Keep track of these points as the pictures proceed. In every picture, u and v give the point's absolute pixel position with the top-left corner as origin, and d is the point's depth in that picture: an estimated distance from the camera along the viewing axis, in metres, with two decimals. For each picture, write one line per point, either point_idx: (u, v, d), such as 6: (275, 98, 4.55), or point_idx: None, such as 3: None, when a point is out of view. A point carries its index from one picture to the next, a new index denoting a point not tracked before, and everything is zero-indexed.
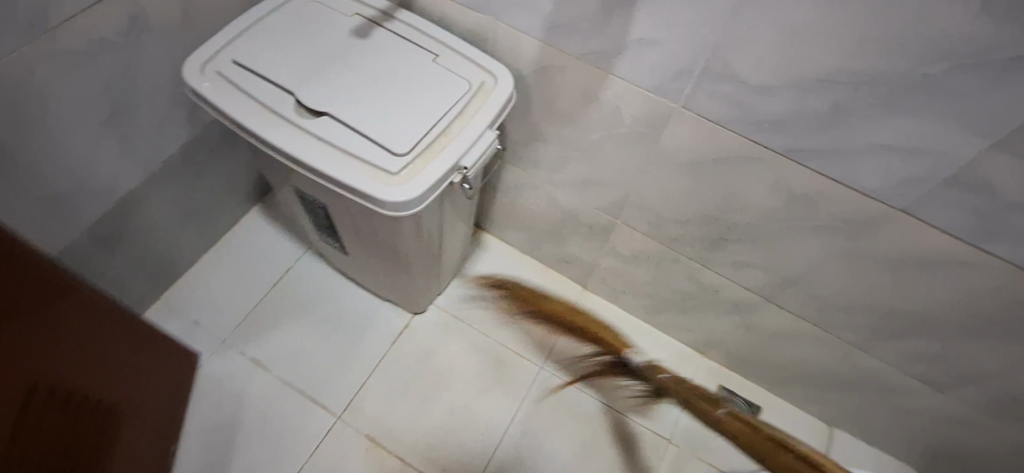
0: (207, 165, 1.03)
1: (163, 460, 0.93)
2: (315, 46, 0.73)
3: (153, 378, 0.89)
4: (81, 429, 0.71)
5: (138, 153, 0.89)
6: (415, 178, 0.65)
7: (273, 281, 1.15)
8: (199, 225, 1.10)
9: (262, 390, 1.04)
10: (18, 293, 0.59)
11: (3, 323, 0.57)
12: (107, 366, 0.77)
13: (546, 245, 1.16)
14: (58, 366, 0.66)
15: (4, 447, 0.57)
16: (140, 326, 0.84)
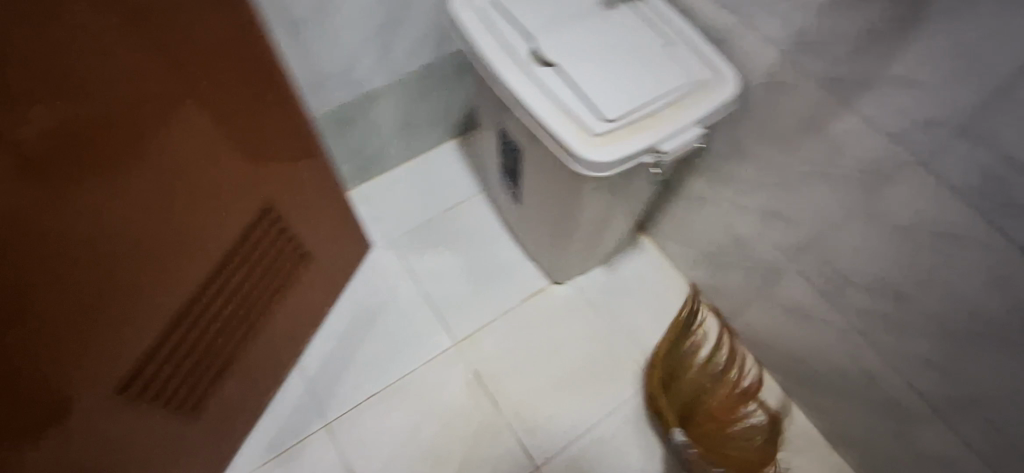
0: (434, 89, 1.17)
1: (318, 313, 1.10)
2: (565, 7, 0.79)
3: (336, 246, 1.06)
4: (277, 258, 0.90)
5: (389, 61, 1.05)
6: (613, 145, 0.68)
7: (446, 207, 1.27)
8: (408, 138, 1.25)
9: (405, 292, 1.17)
10: (282, 139, 0.76)
11: (261, 159, 0.75)
12: (313, 221, 0.95)
13: (703, 267, 1.12)
14: (281, 207, 0.85)
15: (220, 244, 0.76)
16: (343, 201, 1.01)
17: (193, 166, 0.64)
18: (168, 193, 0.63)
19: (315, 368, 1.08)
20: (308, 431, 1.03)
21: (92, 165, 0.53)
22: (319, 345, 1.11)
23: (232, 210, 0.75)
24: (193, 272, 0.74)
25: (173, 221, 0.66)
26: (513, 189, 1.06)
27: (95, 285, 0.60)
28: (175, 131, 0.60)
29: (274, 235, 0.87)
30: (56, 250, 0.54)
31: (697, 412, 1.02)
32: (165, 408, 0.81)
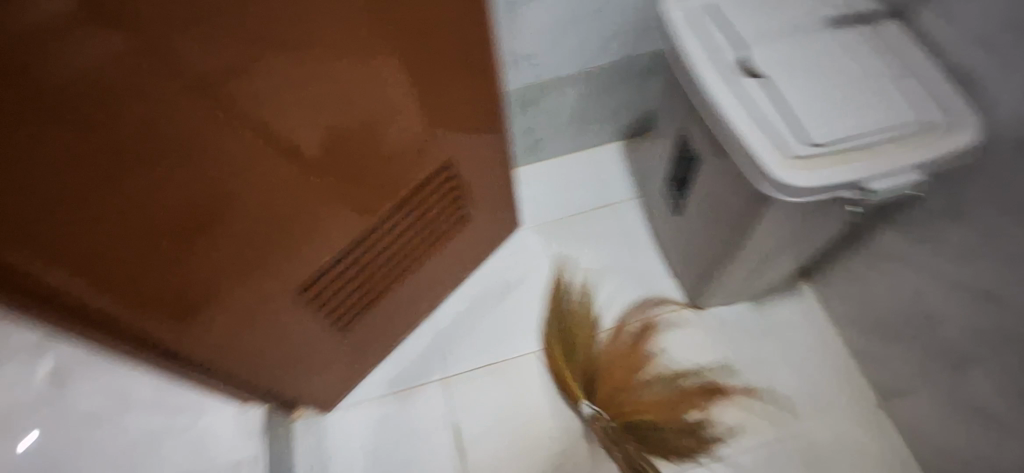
0: (617, 87, 1.18)
1: (460, 275, 1.17)
2: (785, 21, 0.75)
3: (492, 216, 1.12)
4: (444, 211, 0.97)
5: (583, 53, 1.07)
6: (813, 172, 0.63)
7: (600, 205, 1.27)
8: (579, 131, 1.27)
9: (542, 277, 1.19)
10: (469, 100, 0.82)
11: (449, 117, 0.81)
12: (480, 182, 1.01)
13: (870, 332, 1.01)
14: (457, 164, 0.92)
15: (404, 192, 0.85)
16: (508, 171, 1.06)
17: (404, 104, 0.72)
18: (382, 124, 0.71)
19: (443, 323, 1.15)
20: (428, 379, 1.09)
21: (343, 87, 0.61)
22: (455, 302, 1.17)
23: (422, 153, 0.83)
24: (379, 202, 0.82)
25: (378, 150, 0.74)
26: (676, 197, 1.03)
27: (313, 192, 0.68)
28: (402, 71, 0.67)
29: (446, 188, 0.94)
30: (298, 155, 0.63)
31: (597, 382, 1.07)
32: (333, 323, 0.91)
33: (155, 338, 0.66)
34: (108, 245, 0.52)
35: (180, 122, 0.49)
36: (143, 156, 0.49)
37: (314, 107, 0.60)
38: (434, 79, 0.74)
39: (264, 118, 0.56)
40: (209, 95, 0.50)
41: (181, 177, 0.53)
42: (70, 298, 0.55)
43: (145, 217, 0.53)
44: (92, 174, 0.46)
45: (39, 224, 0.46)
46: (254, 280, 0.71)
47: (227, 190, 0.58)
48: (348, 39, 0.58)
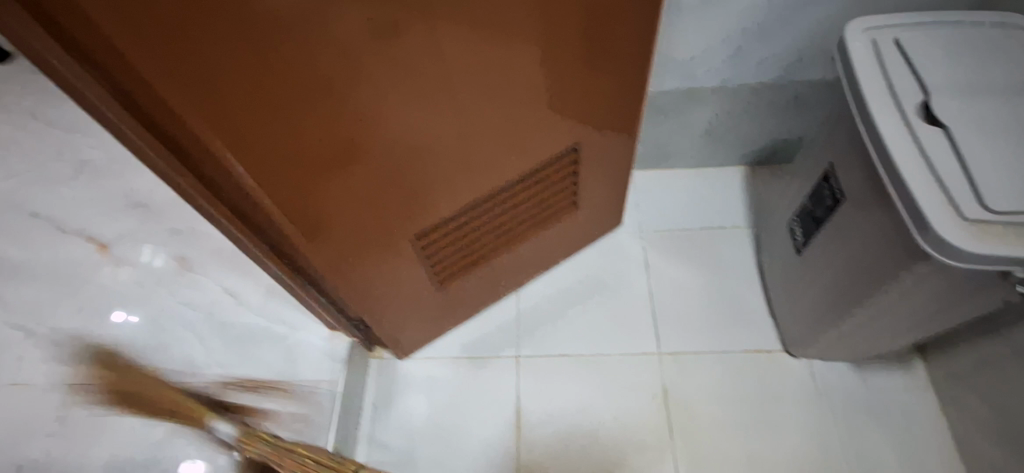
0: (758, 110, 1.14)
1: (553, 262, 1.18)
2: (983, 69, 0.69)
3: (599, 210, 1.12)
4: (558, 195, 0.99)
5: (734, 66, 1.05)
6: (983, 240, 0.58)
7: (709, 226, 1.23)
8: (704, 147, 1.24)
9: (633, 283, 1.18)
10: (602, 87, 0.82)
11: (579, 103, 0.82)
12: (598, 175, 1.01)
13: (988, 428, 0.91)
14: (580, 151, 0.92)
15: (524, 171, 0.88)
16: (629, 170, 1.05)
17: (544, 80, 0.74)
18: (519, 96, 0.74)
19: (524, 304, 1.17)
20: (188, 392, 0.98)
21: (489, 50, 0.65)
22: (537, 287, 1.19)
23: (550, 133, 0.84)
24: (505, 175, 0.86)
25: (510, 121, 0.77)
26: (798, 240, 0.96)
27: (443, 147, 0.73)
28: (545, 47, 0.69)
29: (565, 173, 0.95)
30: (436, 107, 0.67)
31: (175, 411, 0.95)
32: (432, 280, 0.95)
33: (283, 244, 0.75)
34: (270, 156, 0.59)
35: (347, 52, 0.55)
36: (311, 77, 0.55)
37: (459, 64, 0.64)
38: (577, 61, 0.75)
39: (416, 65, 0.61)
40: (373, 33, 0.55)
41: (338, 104, 0.59)
42: (231, 191, 0.64)
43: (305, 137, 0.59)
44: (270, 84, 0.53)
45: (223, 120, 0.54)
46: (376, 220, 0.77)
47: (372, 127, 0.64)
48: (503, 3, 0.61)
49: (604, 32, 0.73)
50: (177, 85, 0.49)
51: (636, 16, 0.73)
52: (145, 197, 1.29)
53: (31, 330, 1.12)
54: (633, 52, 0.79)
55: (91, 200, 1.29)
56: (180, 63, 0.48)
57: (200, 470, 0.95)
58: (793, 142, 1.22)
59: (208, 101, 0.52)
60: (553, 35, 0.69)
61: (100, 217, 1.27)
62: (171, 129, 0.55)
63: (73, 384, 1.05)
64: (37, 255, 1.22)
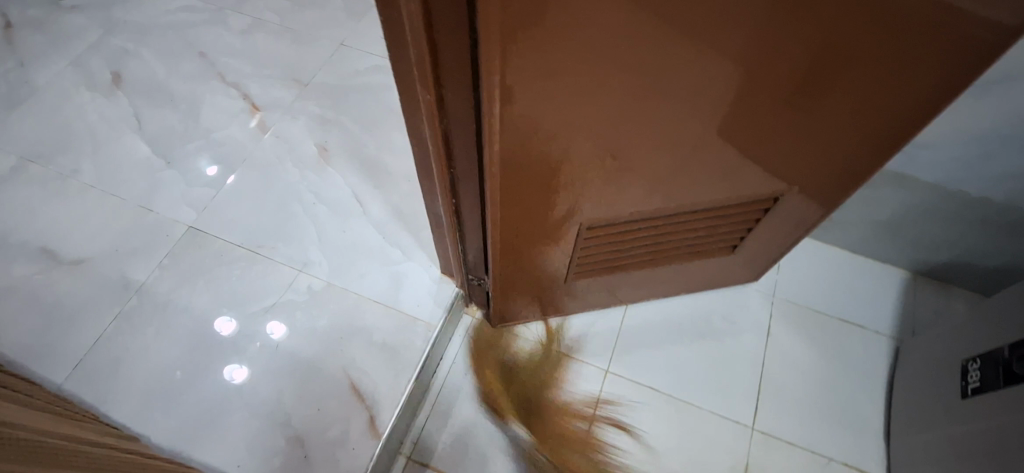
0: (963, 222, 1.02)
1: (673, 293, 1.12)
2: None
3: (740, 262, 1.05)
4: (710, 237, 0.93)
5: (964, 171, 0.93)
6: None
7: (848, 319, 1.13)
8: (877, 237, 1.13)
9: (747, 344, 1.10)
10: (822, 160, 0.74)
11: (785, 166, 0.75)
12: (759, 233, 0.94)
13: None
14: (755, 205, 0.86)
15: (696, 205, 0.82)
16: (794, 241, 0.97)
17: (800, 120, 0.66)
18: (766, 125, 0.66)
19: (625, 321, 1.12)
20: None
21: (768, 66, 0.57)
22: (648, 307, 1.13)
23: (743, 181, 0.78)
24: (677, 203, 0.81)
25: (725, 152, 0.71)
26: (969, 385, 0.86)
27: (637, 159, 0.68)
28: (790, 102, 0.63)
29: (732, 219, 0.89)
30: (655, 121, 0.62)
31: None
32: (568, 266, 0.92)
33: (463, 183, 0.72)
34: (519, 99, 0.54)
35: (650, 20, 0.49)
36: (606, 34, 0.50)
37: (737, 70, 0.57)
38: (814, 130, 0.68)
39: (700, 56, 0.54)
40: (646, 37, 0.51)
41: (577, 91, 0.55)
42: (456, 119, 0.60)
43: (560, 92, 0.55)
44: (567, 23, 0.48)
45: (504, 50, 0.49)
46: (545, 208, 0.74)
47: (601, 115, 0.59)
48: (821, 28, 0.53)
49: (895, 105, 0.63)
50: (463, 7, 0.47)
51: (905, 114, 0.64)
52: (304, 74, 1.28)
53: (171, 163, 1.15)
54: (879, 145, 0.70)
55: (255, 59, 1.30)
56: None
57: (230, 328, 0.98)
58: (977, 267, 1.09)
59: (504, 28, 0.46)
60: (845, 83, 0.60)
61: (259, 78, 1.28)
62: (443, 36, 0.51)
63: (191, 228, 1.07)
64: (192, 95, 1.24)
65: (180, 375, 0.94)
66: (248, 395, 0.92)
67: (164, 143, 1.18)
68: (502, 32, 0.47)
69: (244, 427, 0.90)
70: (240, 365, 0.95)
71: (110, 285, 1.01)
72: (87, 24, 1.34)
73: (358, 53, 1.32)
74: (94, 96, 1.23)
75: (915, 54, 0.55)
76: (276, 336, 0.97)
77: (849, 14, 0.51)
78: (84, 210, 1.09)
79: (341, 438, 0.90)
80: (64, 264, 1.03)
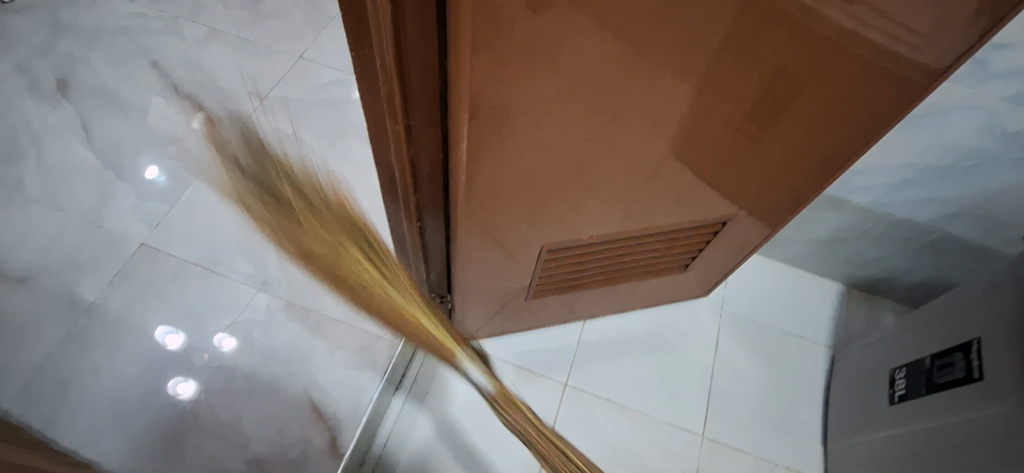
0: (889, 240, 1.11)
1: (629, 307, 1.16)
2: None
3: (692, 278, 1.10)
4: (665, 255, 0.97)
5: (891, 195, 1.02)
6: None
7: (790, 330, 1.20)
8: (815, 254, 1.21)
9: (698, 356, 1.16)
10: (767, 184, 0.79)
11: (734, 189, 0.80)
12: (711, 250, 0.99)
13: None
14: (707, 225, 0.90)
15: (653, 225, 0.86)
16: (743, 258, 1.02)
17: (747, 147, 0.70)
18: (715, 150, 0.71)
19: (583, 335, 1.15)
20: None
21: (718, 98, 0.61)
22: (606, 322, 1.17)
23: (697, 203, 0.83)
24: (634, 223, 0.84)
25: (679, 176, 0.75)
26: (896, 392, 0.94)
27: (597, 181, 0.71)
28: (737, 130, 0.67)
29: (685, 238, 0.93)
30: (614, 146, 0.65)
31: None
32: (530, 284, 0.94)
33: (427, 207, 0.73)
34: (485, 127, 0.57)
35: (609, 57, 0.52)
36: (571, 67, 0.52)
37: (690, 101, 0.61)
38: (760, 156, 0.72)
39: (655, 88, 0.58)
40: (604, 73, 0.54)
41: (540, 118, 0.58)
42: (424, 148, 0.62)
43: (523, 120, 0.57)
44: (534, 56, 0.50)
45: (473, 80, 0.51)
46: (508, 228, 0.76)
47: (562, 141, 0.62)
48: (765, 66, 0.57)
49: (831, 134, 0.68)
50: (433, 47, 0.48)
51: (839, 143, 0.69)
52: (263, 86, 1.27)
53: (122, 176, 1.11)
54: (817, 171, 0.75)
55: (211, 69, 1.28)
56: (478, 17, 0.44)
57: (178, 340, 0.96)
58: (903, 282, 1.19)
59: (474, 59, 0.48)
60: (785, 114, 0.65)
61: (216, 89, 1.25)
62: (413, 69, 0.52)
63: (144, 244, 1.04)
64: (145, 105, 1.21)
65: (133, 397, 0.91)
66: (207, 416, 0.91)
67: (114, 155, 1.14)
68: (472, 65, 0.49)
69: (201, 449, 0.88)
70: (187, 379, 0.93)
71: (56, 304, 0.97)
72: (27, 27, 1.27)
73: (319, 67, 1.32)
74: (36, 104, 1.18)
75: (845, 90, 0.61)
76: (225, 350, 0.96)
77: (788, 55, 0.56)
78: (27, 224, 1.04)
79: (303, 457, 0.90)
80: (5, 281, 0.98)
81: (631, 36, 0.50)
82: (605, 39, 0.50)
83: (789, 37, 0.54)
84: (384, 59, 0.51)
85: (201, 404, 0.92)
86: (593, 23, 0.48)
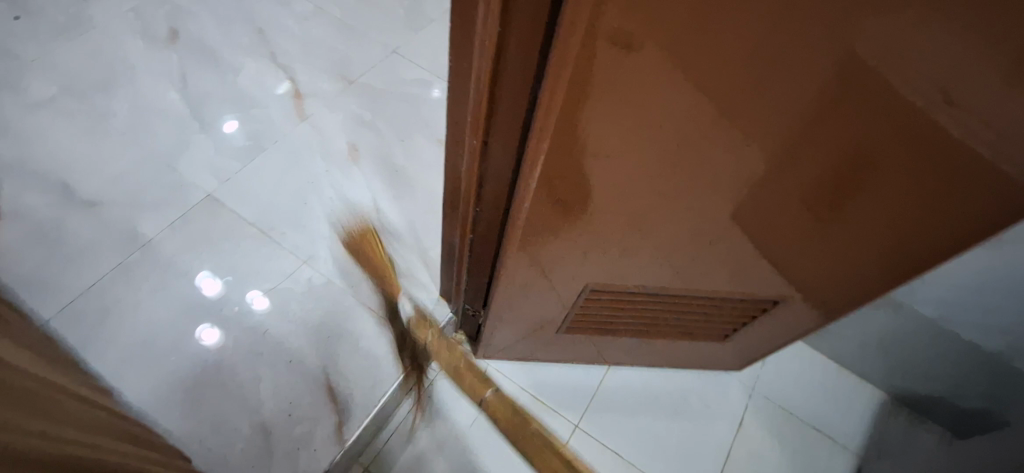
0: (948, 361, 1.04)
1: (657, 363, 1.13)
2: None
3: (729, 348, 1.06)
4: (707, 318, 0.94)
5: (960, 315, 0.96)
6: None
7: (820, 428, 1.14)
8: (864, 355, 1.15)
9: (717, 431, 1.11)
10: (833, 271, 0.74)
11: (796, 266, 0.76)
12: (754, 326, 0.96)
13: None
14: (757, 297, 0.87)
15: (701, 288, 0.84)
16: (787, 341, 0.98)
17: (817, 232, 0.66)
18: (787, 225, 0.66)
19: (604, 380, 1.13)
20: None
21: (804, 177, 0.57)
22: (630, 373, 1.15)
23: (751, 276, 0.80)
24: (683, 282, 0.83)
25: (739, 246, 0.72)
26: None
27: (657, 229, 0.69)
28: (815, 211, 0.63)
29: (731, 307, 0.90)
30: (682, 200, 0.62)
31: None
32: (563, 317, 0.93)
33: (482, 223, 0.74)
34: (558, 155, 0.55)
35: (698, 115, 0.49)
36: (654, 121, 0.50)
37: (766, 176, 0.58)
38: (834, 241, 0.68)
39: (739, 154, 0.54)
40: (690, 130, 0.51)
41: (612, 160, 0.55)
42: (494, 168, 0.63)
43: (596, 158, 0.55)
44: (621, 103, 0.48)
45: (558, 106, 0.49)
46: (556, 259, 0.76)
47: (630, 185, 0.59)
48: (863, 158, 0.53)
49: (919, 238, 0.62)
50: (525, 78, 0.49)
51: (924, 248, 0.64)
52: (351, 70, 1.32)
53: (204, 127, 1.18)
54: (892, 270, 0.69)
55: (309, 46, 1.34)
56: (581, 56, 0.43)
57: (216, 288, 1.00)
58: (955, 409, 1.11)
59: (565, 93, 0.47)
60: (872, 208, 0.59)
61: (307, 65, 1.31)
62: (503, 93, 0.53)
63: (209, 196, 1.09)
64: (240, 67, 1.27)
65: (165, 338, 0.94)
66: (228, 372, 0.93)
67: (202, 107, 1.20)
68: (563, 98, 0.48)
69: (215, 402, 0.91)
70: (213, 327, 0.97)
71: (119, 234, 1.03)
72: None
73: (408, 63, 1.35)
74: (145, 46, 1.26)
75: (947, 198, 0.55)
76: (256, 308, 0.99)
77: (890, 153, 0.51)
78: (111, 155, 1.11)
79: (306, 435, 0.91)
80: (79, 204, 1.05)
81: (726, 99, 0.47)
82: (696, 102, 0.47)
83: (894, 140, 0.50)
84: (479, 78, 0.53)
85: (224, 357, 0.95)
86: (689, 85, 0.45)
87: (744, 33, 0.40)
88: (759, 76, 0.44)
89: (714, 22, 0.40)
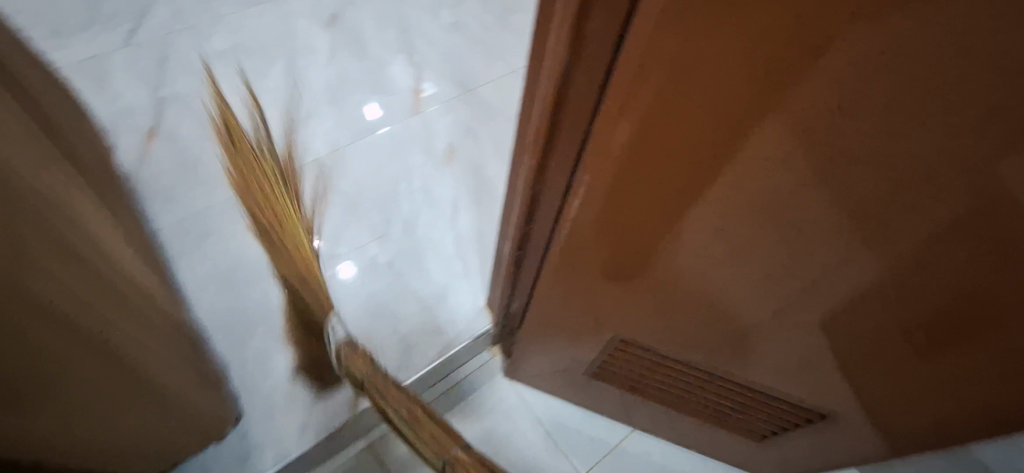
0: None
1: (687, 443, 1.06)
2: None
3: (772, 454, 0.96)
4: (747, 409, 0.87)
5: None
6: None
7: None
8: None
9: None
10: (915, 401, 0.62)
11: (868, 383, 0.65)
12: (802, 437, 0.86)
13: None
14: (809, 405, 0.78)
15: (744, 375, 0.78)
16: (840, 464, 0.86)
17: (901, 349, 0.56)
18: (865, 329, 0.56)
19: (625, 441, 1.08)
20: None
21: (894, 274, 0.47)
22: (654, 444, 1.09)
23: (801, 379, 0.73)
24: (724, 363, 0.77)
25: (789, 344, 0.66)
26: None
27: (710, 291, 0.62)
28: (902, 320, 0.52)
29: (776, 407, 0.82)
30: (742, 264, 0.55)
31: None
32: (594, 361, 0.91)
33: (530, 243, 0.75)
34: (609, 178, 0.51)
35: (775, 160, 0.42)
36: (721, 166, 0.45)
37: (846, 263, 0.49)
38: (923, 363, 0.56)
39: (816, 226, 0.46)
40: (760, 177, 0.44)
41: (669, 193, 0.50)
42: (547, 192, 0.64)
43: (652, 188, 0.50)
44: (683, 139, 0.44)
45: (617, 118, 0.45)
46: (595, 299, 0.74)
47: (686, 229, 0.54)
48: (978, 264, 0.42)
49: None
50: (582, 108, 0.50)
51: None
52: (471, 78, 1.39)
53: (332, 100, 1.31)
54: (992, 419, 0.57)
55: (441, 49, 1.43)
56: (652, 64, 0.39)
57: (315, 247, 1.13)
58: None
59: (621, 115, 0.44)
60: (978, 332, 0.48)
61: (435, 65, 1.40)
62: (563, 122, 0.54)
63: (317, 161, 1.23)
64: (377, 54, 1.39)
65: (244, 269, 1.10)
66: None
67: (335, 83, 1.33)
68: (626, 113, 0.44)
69: None
70: None
71: None
72: None
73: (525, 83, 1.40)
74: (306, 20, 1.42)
75: None
76: (340, 275, 1.11)
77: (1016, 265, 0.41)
78: (252, 107, 1.27)
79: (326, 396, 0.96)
80: (216, 142, 1.22)
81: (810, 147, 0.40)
82: (769, 152, 0.42)
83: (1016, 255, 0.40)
84: (544, 102, 0.55)
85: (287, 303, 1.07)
86: (764, 132, 0.40)
87: (832, 79, 0.35)
88: (847, 138, 0.38)
89: (795, 61, 0.35)
